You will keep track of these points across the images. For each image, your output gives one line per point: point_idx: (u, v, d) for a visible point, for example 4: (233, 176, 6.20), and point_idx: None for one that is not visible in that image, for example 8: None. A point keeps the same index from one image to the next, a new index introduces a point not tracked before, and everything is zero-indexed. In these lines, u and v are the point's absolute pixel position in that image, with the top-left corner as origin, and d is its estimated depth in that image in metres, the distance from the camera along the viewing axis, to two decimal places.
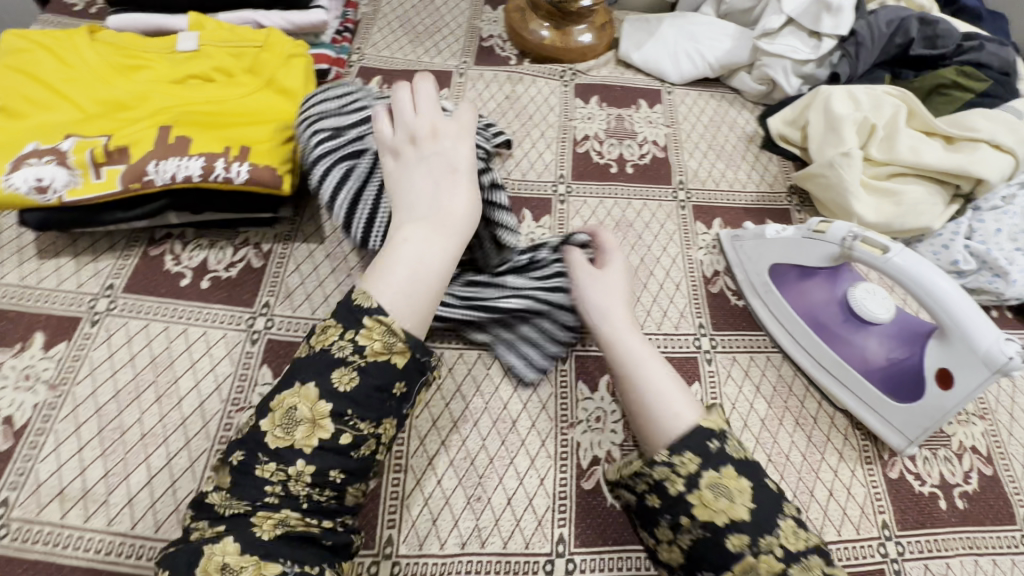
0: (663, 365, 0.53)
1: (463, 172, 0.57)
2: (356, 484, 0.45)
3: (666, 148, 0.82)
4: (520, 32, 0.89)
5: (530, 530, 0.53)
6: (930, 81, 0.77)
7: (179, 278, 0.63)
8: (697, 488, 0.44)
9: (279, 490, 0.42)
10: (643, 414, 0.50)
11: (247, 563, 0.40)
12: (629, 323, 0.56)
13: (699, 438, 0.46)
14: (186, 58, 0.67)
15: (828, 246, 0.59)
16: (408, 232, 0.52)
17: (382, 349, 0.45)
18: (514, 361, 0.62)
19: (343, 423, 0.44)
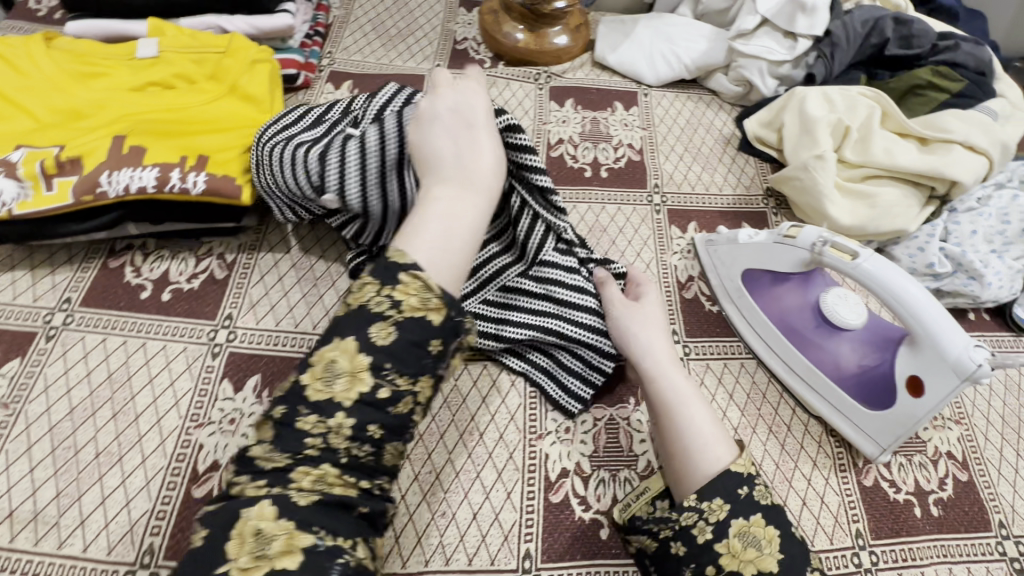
0: (702, 402, 0.53)
1: (482, 129, 0.53)
2: (395, 444, 0.41)
3: (641, 150, 0.81)
4: (494, 35, 0.88)
5: (495, 546, 0.52)
6: (905, 82, 0.77)
7: (139, 290, 0.62)
8: (726, 537, 0.44)
9: (320, 446, 0.39)
10: (681, 455, 0.49)
11: (279, 533, 0.36)
12: (668, 357, 0.55)
13: (730, 484, 0.46)
14: (146, 65, 0.66)
15: (798, 251, 0.58)
16: (436, 191, 0.49)
17: (420, 305, 0.41)
18: (556, 392, 0.60)
19: (380, 376, 0.40)
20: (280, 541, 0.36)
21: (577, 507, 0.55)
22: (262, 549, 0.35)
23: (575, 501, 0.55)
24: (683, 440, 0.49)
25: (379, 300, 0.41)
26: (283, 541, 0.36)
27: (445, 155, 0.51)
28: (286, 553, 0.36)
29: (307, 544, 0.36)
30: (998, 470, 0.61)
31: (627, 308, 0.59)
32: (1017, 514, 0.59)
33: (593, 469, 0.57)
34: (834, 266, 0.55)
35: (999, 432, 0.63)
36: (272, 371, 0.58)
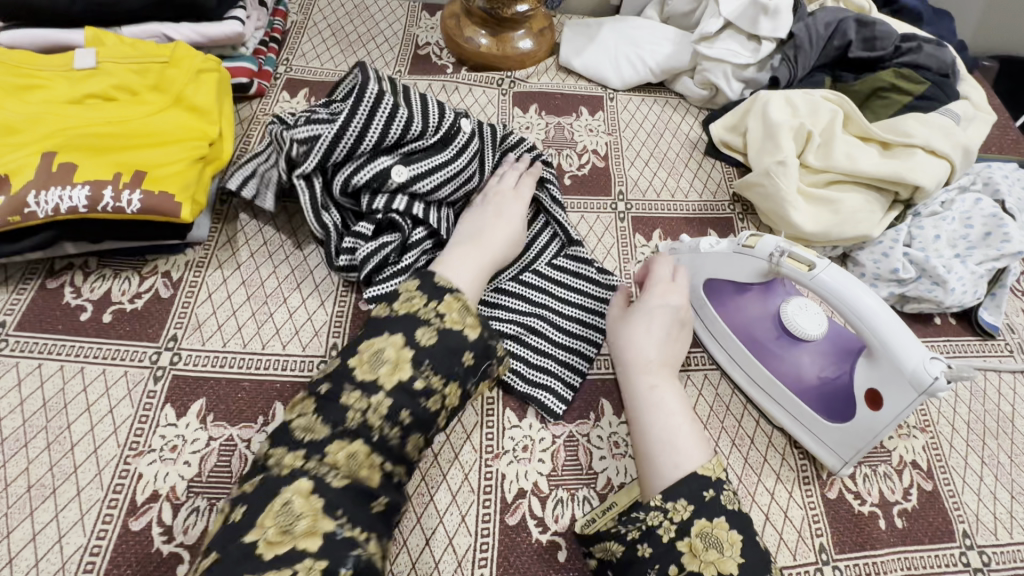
0: (680, 409, 0.52)
1: (516, 217, 0.64)
2: (417, 435, 0.47)
3: (606, 156, 0.79)
4: (456, 40, 0.86)
5: (449, 572, 0.51)
6: (868, 85, 0.76)
7: (79, 312, 0.59)
8: (687, 535, 0.44)
9: (358, 421, 0.45)
10: (648, 457, 0.50)
11: (305, 511, 0.40)
12: (651, 364, 0.55)
13: (693, 486, 0.46)
14: (84, 76, 0.63)
15: (756, 261, 0.57)
16: (460, 240, 0.61)
17: (459, 318, 0.50)
18: (542, 396, 0.59)
19: (418, 370, 0.47)
20: (305, 521, 0.39)
21: (534, 529, 0.53)
22: (289, 524, 0.39)
23: (533, 522, 0.53)
24: (651, 442, 0.50)
25: (425, 310, 0.50)
26: (308, 520, 0.39)
27: (475, 226, 0.62)
28: (311, 532, 0.39)
29: (329, 528, 0.40)
30: (963, 479, 0.60)
31: (620, 314, 0.61)
32: (982, 523, 0.58)
33: (551, 488, 0.55)
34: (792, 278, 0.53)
35: (964, 440, 0.63)
36: (218, 394, 0.56)
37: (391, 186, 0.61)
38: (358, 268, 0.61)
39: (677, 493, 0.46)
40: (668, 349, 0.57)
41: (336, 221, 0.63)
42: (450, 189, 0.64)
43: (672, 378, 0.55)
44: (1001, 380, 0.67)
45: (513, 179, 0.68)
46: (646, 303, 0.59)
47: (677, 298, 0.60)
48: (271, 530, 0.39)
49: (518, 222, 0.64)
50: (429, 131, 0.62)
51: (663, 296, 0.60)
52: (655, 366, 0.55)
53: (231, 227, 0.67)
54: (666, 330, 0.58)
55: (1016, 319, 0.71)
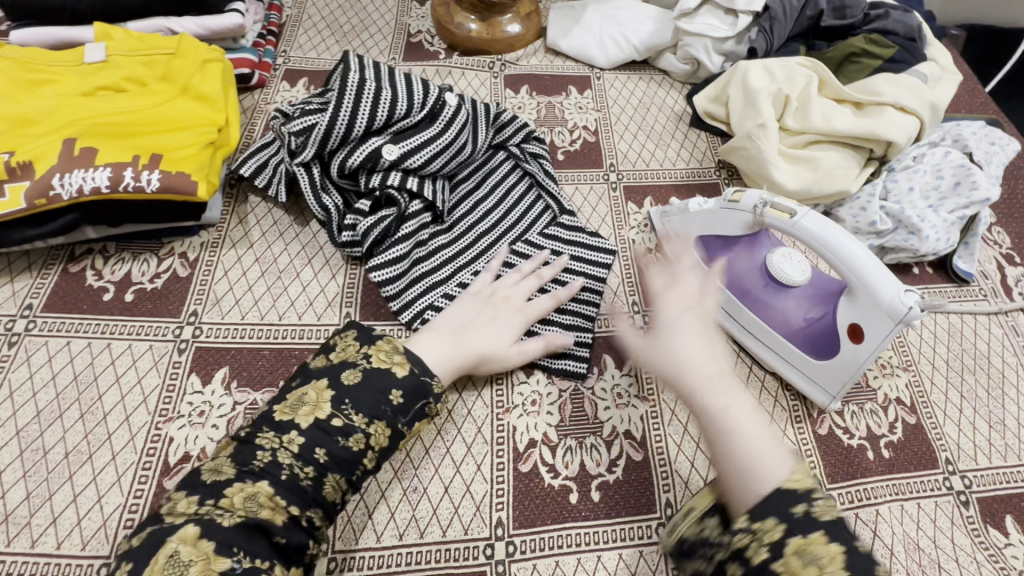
0: (751, 424, 0.44)
1: (507, 329, 0.59)
2: (335, 475, 0.46)
3: (596, 132, 0.83)
4: (447, 26, 0.89)
5: (468, 516, 0.54)
6: (841, 51, 0.80)
7: (102, 292, 0.62)
8: (783, 557, 0.36)
9: (266, 461, 0.45)
10: (732, 487, 0.41)
11: (195, 558, 0.39)
12: (706, 379, 0.46)
13: (782, 502, 0.38)
14: (95, 69, 0.66)
15: (742, 214, 0.61)
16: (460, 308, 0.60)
17: (386, 358, 0.51)
18: (568, 364, 0.62)
19: (338, 409, 0.48)
20: (196, 567, 0.38)
21: (546, 475, 0.57)
22: (177, 572, 0.38)
23: (544, 469, 0.57)
24: (732, 469, 0.42)
25: (353, 354, 0.51)
26: (198, 567, 0.39)
27: (462, 319, 0.58)
28: None
29: (224, 568, 0.39)
30: (944, 411, 0.64)
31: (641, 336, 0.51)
32: (963, 451, 0.62)
33: (560, 438, 0.59)
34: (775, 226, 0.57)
35: (944, 376, 0.67)
36: (240, 362, 0.59)
37: (384, 164, 0.63)
38: (360, 243, 0.64)
39: (765, 510, 0.38)
40: (717, 352, 0.48)
41: (338, 201, 0.65)
42: (440, 162, 0.66)
43: (734, 382, 0.46)
44: (977, 321, 0.71)
45: (527, 288, 0.62)
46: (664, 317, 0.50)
47: (700, 300, 0.51)
48: None
49: (510, 335, 0.59)
50: (415, 109, 0.64)
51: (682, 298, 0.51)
52: (713, 379, 0.46)
53: (244, 208, 0.70)
54: (707, 332, 0.49)
55: (989, 265, 0.76)
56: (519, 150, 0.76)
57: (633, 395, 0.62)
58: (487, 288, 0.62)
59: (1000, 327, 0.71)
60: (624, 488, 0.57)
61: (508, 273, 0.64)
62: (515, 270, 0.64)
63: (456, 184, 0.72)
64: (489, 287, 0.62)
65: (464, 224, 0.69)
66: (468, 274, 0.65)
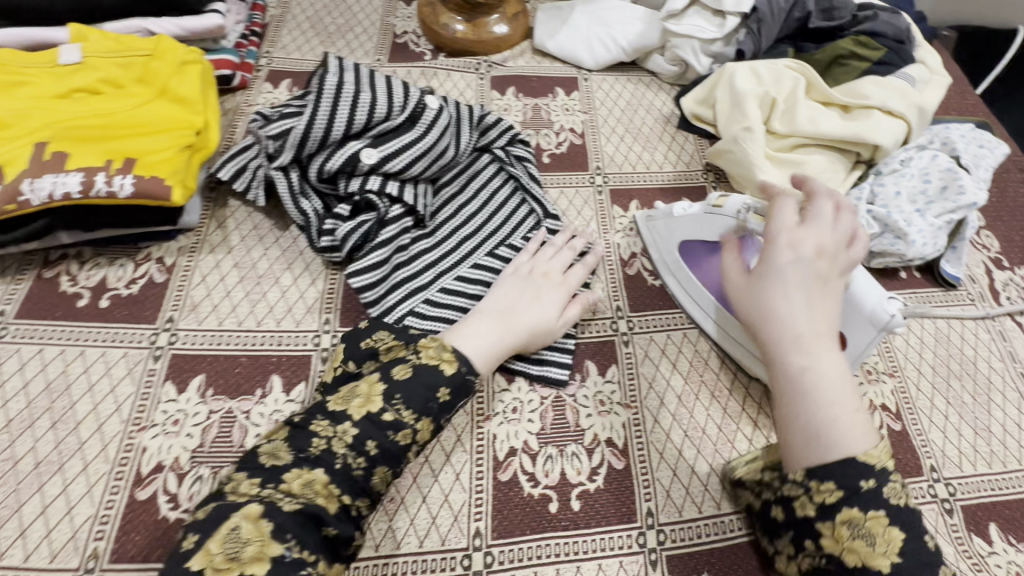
0: (838, 391, 0.45)
1: (554, 300, 0.61)
2: (384, 468, 0.47)
3: (583, 134, 0.82)
4: (432, 26, 0.88)
5: (446, 526, 0.53)
6: (830, 53, 0.78)
7: (77, 299, 0.61)
8: (831, 521, 0.42)
9: (322, 449, 0.46)
10: (798, 445, 0.45)
11: (253, 538, 0.40)
12: (797, 337, 0.46)
13: (851, 475, 0.42)
14: (70, 71, 0.64)
15: (725, 219, 0.61)
16: (503, 288, 0.61)
17: (433, 355, 0.51)
18: (550, 369, 0.62)
19: (388, 403, 0.48)
20: (252, 547, 0.40)
21: (526, 484, 0.56)
22: (236, 551, 0.40)
23: (524, 477, 0.56)
24: (802, 430, 0.45)
25: (403, 351, 0.53)
26: (255, 546, 0.40)
27: (507, 299, 0.60)
28: (257, 559, 0.40)
29: (277, 553, 0.40)
30: (930, 418, 0.64)
31: (744, 283, 0.52)
32: (948, 458, 0.61)
33: (541, 446, 0.58)
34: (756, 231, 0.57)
35: (930, 383, 0.66)
36: (216, 370, 0.58)
37: (363, 169, 0.63)
38: (340, 248, 0.63)
39: (827, 474, 0.43)
40: (817, 315, 0.47)
41: (317, 206, 0.64)
42: (422, 166, 0.65)
43: (829, 347, 0.46)
44: (964, 326, 0.71)
45: (562, 261, 0.65)
46: (767, 268, 0.50)
47: (818, 255, 0.48)
48: (218, 557, 0.39)
49: (557, 305, 0.61)
50: (395, 111, 0.63)
51: (796, 246, 0.49)
52: (803, 338, 0.46)
53: (223, 212, 0.69)
54: (811, 294, 0.48)
55: (976, 269, 0.75)
56: (504, 153, 0.75)
57: (615, 402, 0.61)
58: (528, 265, 0.64)
59: (987, 332, 0.70)
60: (606, 497, 0.56)
61: (543, 249, 0.66)
62: (549, 244, 0.67)
63: (440, 187, 0.71)
64: (529, 263, 0.64)
65: (448, 228, 0.69)
66: (449, 279, 0.65)
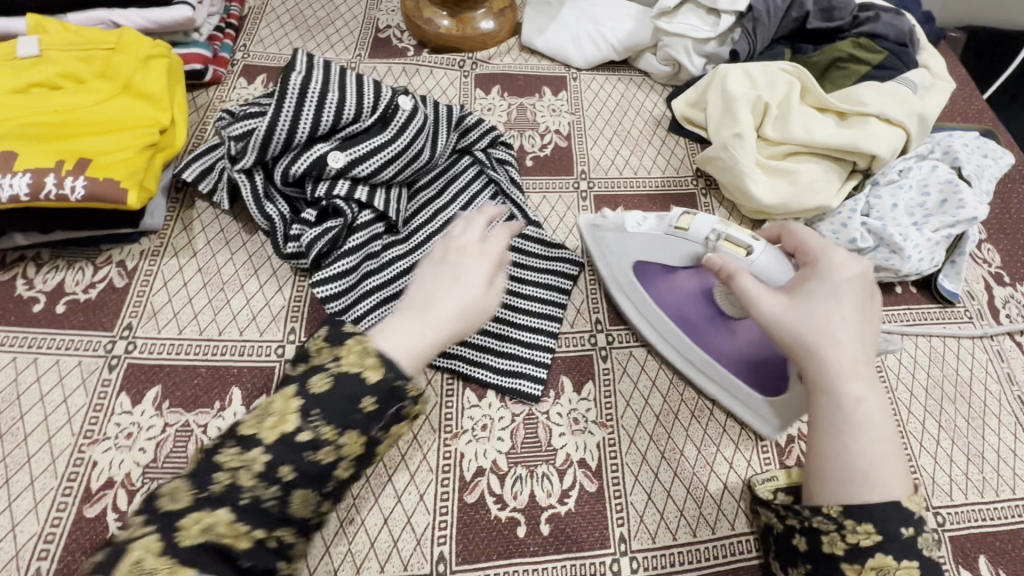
0: (886, 427, 0.44)
1: (473, 274, 0.51)
2: (304, 490, 0.41)
3: (569, 136, 0.79)
4: (415, 21, 0.85)
5: (408, 550, 0.51)
6: (827, 55, 0.75)
7: (32, 303, 0.59)
8: (862, 565, 0.41)
9: (225, 484, 0.39)
10: (843, 485, 0.42)
11: (159, 568, 0.36)
12: (851, 364, 0.45)
13: (893, 521, 0.41)
14: (26, 65, 0.62)
15: (691, 245, 0.56)
16: (424, 280, 0.51)
17: (357, 361, 0.43)
18: (522, 383, 0.59)
19: (304, 421, 0.41)
20: None
21: (493, 506, 0.53)
22: None
23: (491, 499, 0.54)
24: (845, 466, 0.43)
25: (326, 355, 0.44)
26: None
27: (426, 288, 0.51)
28: None
29: None
30: (920, 443, 0.61)
31: (787, 301, 0.48)
32: (937, 485, 0.59)
33: (510, 466, 0.55)
34: (733, 263, 0.52)
35: (922, 405, 0.63)
36: (174, 381, 0.56)
37: (330, 172, 0.60)
38: (306, 255, 0.60)
39: (867, 515, 0.41)
40: (867, 346, 0.46)
41: (283, 210, 0.62)
42: (394, 169, 0.62)
43: (874, 381, 0.46)
44: (959, 346, 0.68)
45: (478, 229, 0.55)
46: (821, 289, 0.47)
47: (865, 283, 0.48)
48: None
49: (477, 279, 0.51)
50: (365, 113, 0.60)
51: (852, 271, 0.48)
52: (859, 368, 0.45)
53: (189, 214, 0.66)
54: (864, 324, 0.47)
55: (976, 285, 0.72)
56: (485, 155, 0.72)
57: (590, 421, 0.59)
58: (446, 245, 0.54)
59: (983, 353, 0.67)
60: (577, 521, 0.54)
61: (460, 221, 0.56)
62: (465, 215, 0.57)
63: (416, 191, 0.68)
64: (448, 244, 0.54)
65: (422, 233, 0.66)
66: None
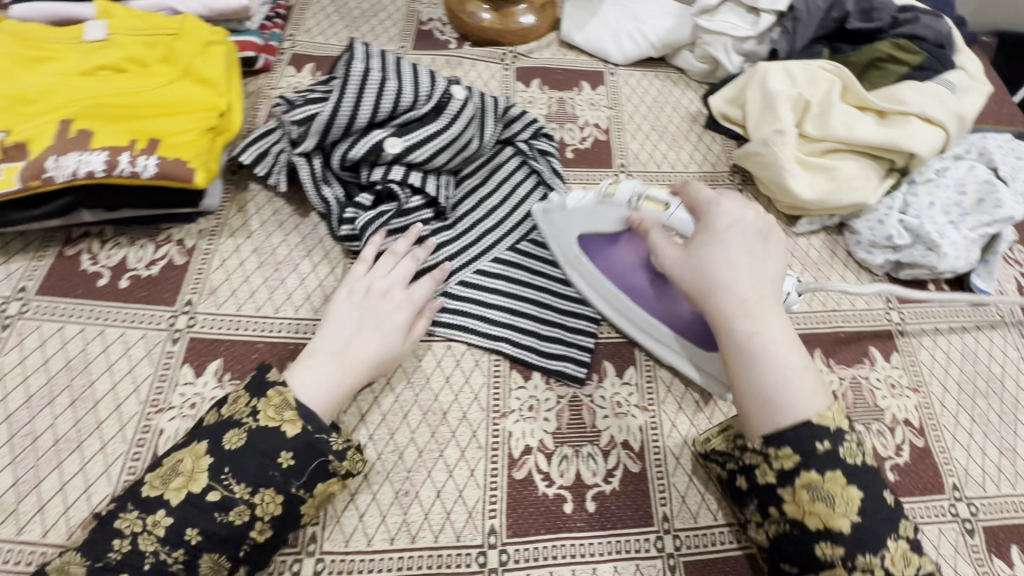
0: (790, 353, 0.47)
1: (390, 327, 0.56)
2: (214, 553, 0.45)
3: (608, 130, 0.81)
4: (458, 14, 0.87)
5: (461, 522, 0.53)
6: (866, 56, 0.76)
7: (96, 278, 0.61)
8: (789, 484, 0.45)
9: (123, 552, 0.44)
10: (755, 410, 0.47)
11: None
12: (744, 302, 0.49)
13: (806, 437, 0.44)
14: (95, 48, 0.64)
15: (619, 208, 0.59)
16: (339, 322, 0.56)
17: (274, 415, 0.48)
18: (566, 366, 0.61)
19: (217, 479, 0.46)
20: None
21: (541, 483, 0.55)
22: None
23: (539, 477, 0.56)
24: (756, 394, 0.47)
25: (242, 410, 0.48)
26: None
27: (344, 335, 0.55)
28: None
29: None
30: (953, 436, 0.62)
31: (681, 255, 0.53)
32: (970, 477, 0.60)
33: (556, 445, 0.57)
34: (652, 218, 0.57)
35: (955, 399, 0.65)
36: (234, 355, 0.58)
37: (386, 158, 0.62)
38: (361, 237, 0.62)
39: (783, 439, 0.45)
40: (761, 283, 0.50)
41: (339, 194, 0.64)
42: (445, 157, 0.64)
43: (775, 313, 0.49)
44: (992, 342, 0.69)
45: (402, 274, 0.59)
46: (709, 238, 0.52)
47: (754, 228, 0.53)
48: None
49: (394, 333, 0.56)
50: (421, 102, 0.63)
51: (734, 218, 0.53)
52: (750, 304, 0.49)
53: (243, 196, 0.68)
54: (755, 264, 0.51)
55: (1008, 284, 0.73)
56: (527, 146, 0.74)
57: (632, 405, 0.60)
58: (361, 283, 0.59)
59: (1016, 349, 0.69)
60: (621, 500, 0.55)
61: (383, 258, 0.61)
62: (389, 253, 0.61)
63: (461, 179, 0.70)
64: (365, 276, 0.59)
65: (469, 220, 0.68)
66: (469, 272, 0.65)
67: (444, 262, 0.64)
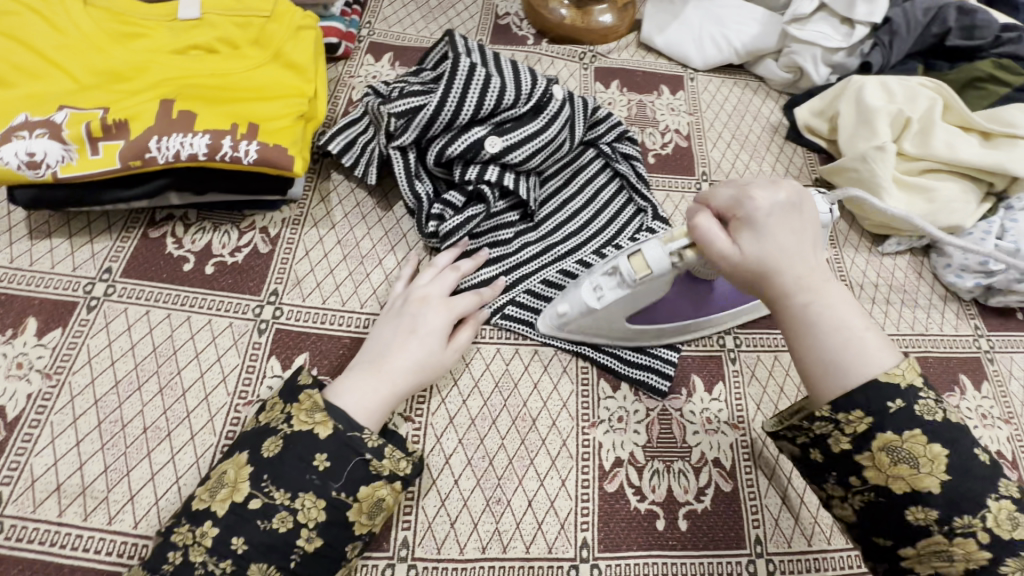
0: (851, 315, 0.41)
1: (431, 331, 0.54)
2: (261, 562, 0.43)
3: (689, 136, 0.79)
4: (538, 9, 0.85)
5: (553, 534, 0.52)
6: (965, 74, 0.75)
7: (182, 262, 0.60)
8: (867, 450, 0.39)
9: (178, 561, 0.42)
10: (820, 376, 0.41)
11: None
12: (795, 270, 0.42)
13: (878, 398, 0.39)
14: (187, 27, 0.62)
15: (664, 280, 0.51)
16: (377, 337, 0.55)
17: (306, 419, 0.47)
18: (650, 378, 0.60)
19: (256, 487, 0.44)
20: None
21: (632, 497, 0.54)
22: None
23: (630, 491, 0.54)
24: (821, 359, 0.41)
25: (277, 417, 0.48)
26: None
27: (383, 341, 0.54)
28: None
29: None
30: None
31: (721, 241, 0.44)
32: None
33: (647, 459, 0.56)
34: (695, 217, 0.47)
35: None
36: (320, 349, 0.57)
37: (484, 157, 0.60)
38: (448, 238, 0.62)
39: (852, 404, 0.39)
40: (809, 248, 0.43)
41: (429, 190, 0.62)
42: (539, 159, 0.63)
43: (826, 276, 0.43)
44: None
45: (443, 285, 0.58)
46: (751, 218, 0.43)
47: (789, 200, 0.44)
48: None
49: (437, 338, 0.54)
50: (521, 100, 0.61)
51: (771, 193, 0.44)
52: (801, 270, 0.42)
53: (326, 185, 0.67)
54: (800, 233, 0.43)
55: None
56: (611, 149, 0.71)
57: (722, 421, 0.59)
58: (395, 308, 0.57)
59: None
60: (713, 519, 0.54)
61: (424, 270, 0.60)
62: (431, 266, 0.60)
63: (545, 179, 0.69)
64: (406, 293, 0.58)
65: (553, 222, 0.66)
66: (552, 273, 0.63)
67: (500, 276, 0.62)
